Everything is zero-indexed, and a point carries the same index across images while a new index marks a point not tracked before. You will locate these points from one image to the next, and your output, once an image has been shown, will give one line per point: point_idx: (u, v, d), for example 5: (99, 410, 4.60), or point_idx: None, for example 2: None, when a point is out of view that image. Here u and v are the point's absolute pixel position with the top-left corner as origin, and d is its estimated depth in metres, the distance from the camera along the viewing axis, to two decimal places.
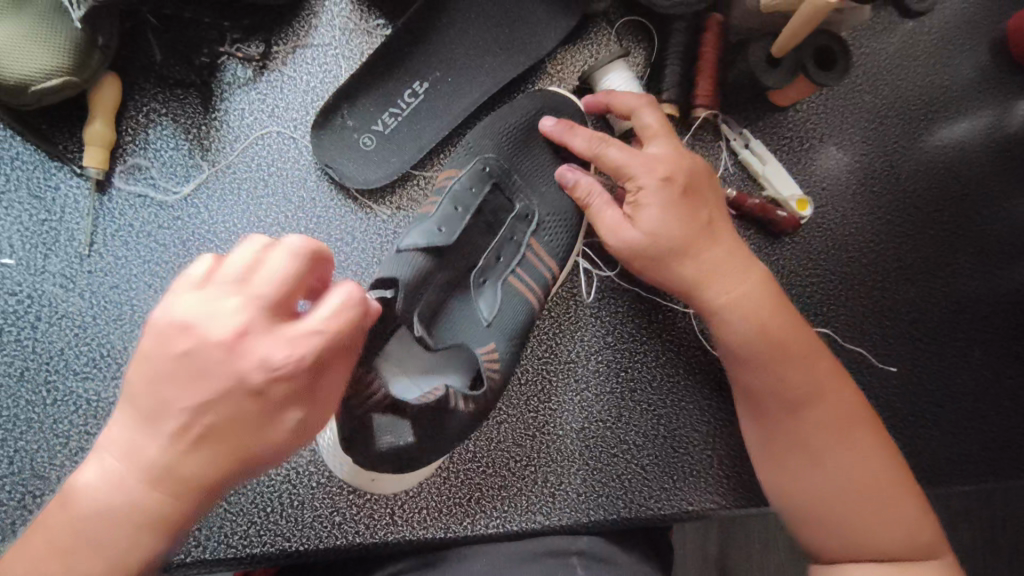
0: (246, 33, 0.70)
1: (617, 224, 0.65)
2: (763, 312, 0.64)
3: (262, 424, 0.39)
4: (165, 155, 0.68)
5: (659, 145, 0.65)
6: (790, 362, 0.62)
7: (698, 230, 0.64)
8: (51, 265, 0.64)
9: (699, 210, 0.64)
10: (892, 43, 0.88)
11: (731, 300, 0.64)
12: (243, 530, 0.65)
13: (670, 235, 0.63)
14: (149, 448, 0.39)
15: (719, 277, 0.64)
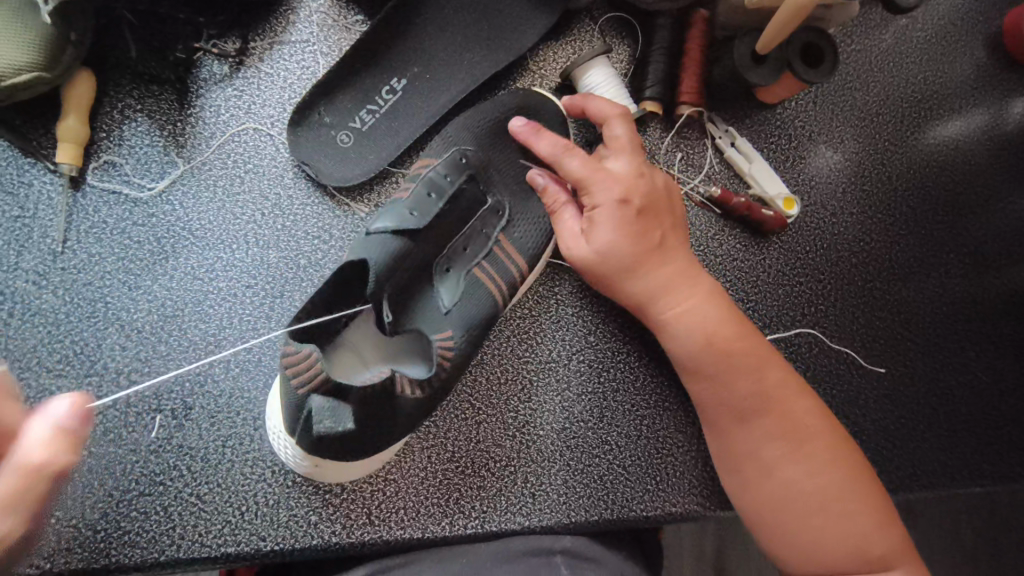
0: (222, 29, 0.69)
1: (576, 237, 0.65)
2: (708, 326, 0.64)
3: None
4: (139, 152, 0.67)
5: (624, 162, 0.65)
6: (739, 371, 0.63)
7: (649, 243, 0.64)
8: (24, 261, 0.64)
9: (654, 222, 0.64)
10: (884, 40, 0.87)
11: (681, 311, 0.65)
12: (216, 529, 0.64)
13: (620, 250, 0.63)
14: None
15: (668, 292, 0.65)
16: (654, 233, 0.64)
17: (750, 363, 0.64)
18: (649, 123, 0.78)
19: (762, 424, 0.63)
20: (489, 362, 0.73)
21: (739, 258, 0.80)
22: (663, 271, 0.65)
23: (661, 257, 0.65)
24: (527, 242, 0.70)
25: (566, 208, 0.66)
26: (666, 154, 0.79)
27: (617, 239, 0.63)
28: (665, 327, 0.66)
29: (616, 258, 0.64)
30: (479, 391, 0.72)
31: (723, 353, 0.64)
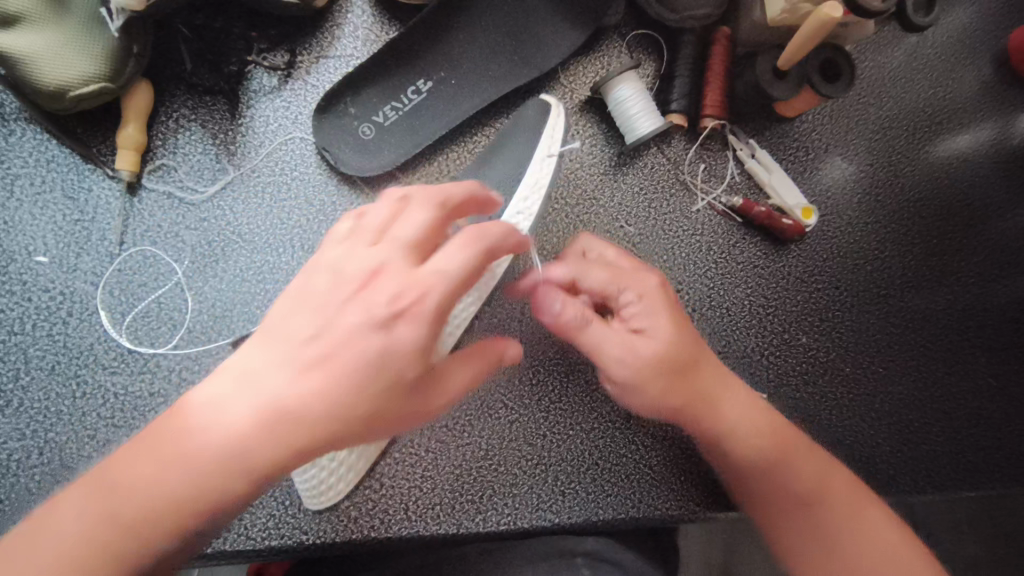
0: (272, 43, 0.73)
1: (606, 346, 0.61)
2: (754, 423, 0.65)
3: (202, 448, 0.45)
4: (192, 159, 0.70)
5: (641, 279, 0.65)
6: (772, 441, 0.64)
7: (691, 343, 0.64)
8: (82, 262, 0.67)
9: (682, 315, 0.65)
10: (896, 58, 0.90)
11: (735, 414, 0.65)
12: (261, 522, 0.68)
13: (665, 350, 0.62)
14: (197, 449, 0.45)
15: (705, 382, 0.64)
16: (683, 313, 0.66)
17: (777, 426, 0.65)
18: (674, 136, 0.82)
19: (812, 486, 0.63)
20: (520, 363, 0.76)
21: (760, 266, 0.83)
22: (697, 368, 0.64)
23: (698, 352, 0.64)
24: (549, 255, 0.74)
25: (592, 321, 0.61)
26: (690, 164, 0.82)
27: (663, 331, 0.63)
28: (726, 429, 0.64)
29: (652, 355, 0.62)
30: (511, 391, 0.75)
31: (762, 418, 0.65)
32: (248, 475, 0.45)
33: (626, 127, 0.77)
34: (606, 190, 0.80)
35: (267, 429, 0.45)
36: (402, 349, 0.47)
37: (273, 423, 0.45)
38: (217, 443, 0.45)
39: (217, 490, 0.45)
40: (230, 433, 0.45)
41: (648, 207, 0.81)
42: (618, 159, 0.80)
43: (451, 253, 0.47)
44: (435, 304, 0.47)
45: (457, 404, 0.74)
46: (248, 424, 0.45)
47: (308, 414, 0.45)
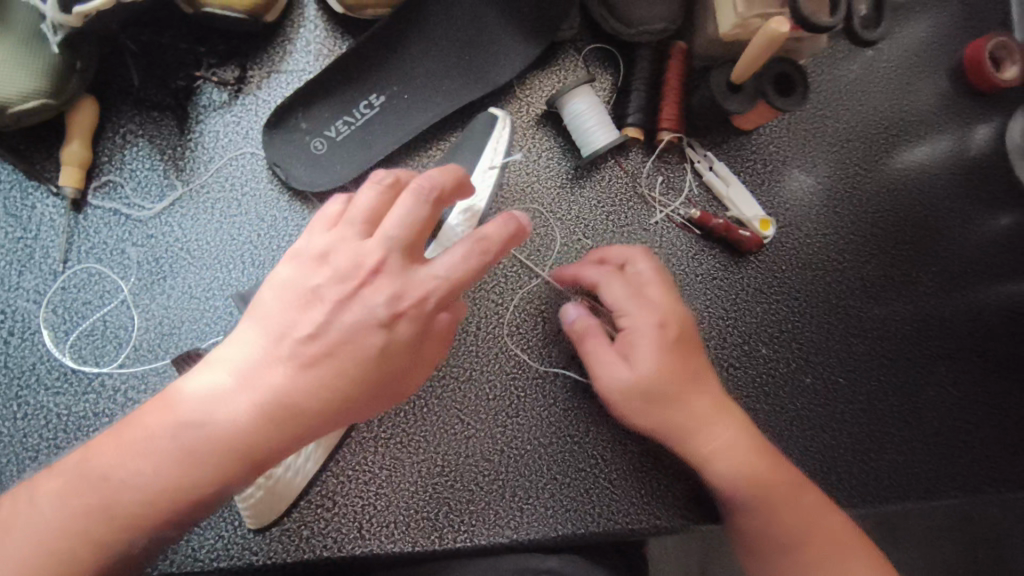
0: (223, 58, 0.72)
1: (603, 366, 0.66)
2: (738, 451, 0.65)
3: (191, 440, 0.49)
4: (140, 175, 0.69)
5: (657, 294, 0.68)
6: (754, 466, 0.64)
7: (692, 372, 0.66)
8: (25, 281, 0.66)
9: (691, 343, 0.67)
10: (853, 71, 0.92)
11: (720, 447, 0.65)
12: (209, 543, 0.67)
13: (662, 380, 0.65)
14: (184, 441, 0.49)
15: (692, 410, 0.65)
16: (691, 345, 0.68)
17: (771, 457, 0.66)
18: (631, 149, 0.82)
19: (803, 506, 0.63)
20: (476, 378, 0.75)
21: (719, 278, 0.83)
22: (692, 395, 0.66)
23: (695, 386, 0.66)
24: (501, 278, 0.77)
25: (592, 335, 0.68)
26: (647, 177, 0.82)
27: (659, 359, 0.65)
28: (713, 456, 0.65)
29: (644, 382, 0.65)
30: (467, 406, 0.74)
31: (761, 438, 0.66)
32: (243, 459, 0.49)
33: (581, 140, 0.77)
34: (563, 204, 0.80)
35: (270, 417, 0.50)
36: (397, 346, 0.52)
37: (273, 411, 0.50)
38: (218, 431, 0.49)
39: (208, 474, 0.49)
40: (230, 420, 0.49)
41: (606, 220, 0.81)
42: (575, 173, 0.80)
43: (448, 261, 0.52)
44: (428, 309, 0.52)
45: (411, 421, 0.73)
46: (246, 414, 0.49)
47: (299, 403, 0.50)
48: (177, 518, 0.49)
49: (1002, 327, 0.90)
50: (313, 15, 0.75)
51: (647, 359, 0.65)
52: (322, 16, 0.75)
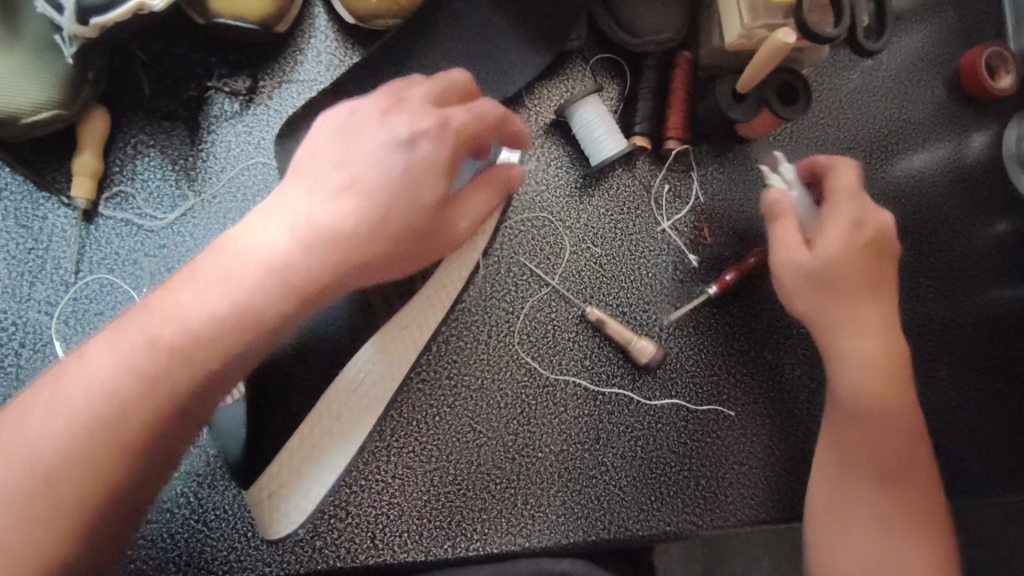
0: (234, 68, 0.72)
1: (791, 246, 0.70)
2: (874, 378, 0.67)
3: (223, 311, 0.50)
4: (151, 185, 0.69)
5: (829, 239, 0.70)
6: (893, 442, 0.66)
7: (869, 279, 0.70)
8: (36, 292, 0.66)
9: (862, 283, 0.70)
10: (853, 80, 0.93)
11: (858, 349, 0.68)
12: (223, 555, 0.67)
13: (845, 263, 0.69)
14: (207, 316, 0.50)
15: (846, 321, 0.68)
16: (868, 266, 0.70)
17: (902, 389, 0.68)
18: (638, 158, 0.83)
19: (895, 490, 0.65)
20: (487, 386, 0.75)
21: None
22: (878, 296, 0.70)
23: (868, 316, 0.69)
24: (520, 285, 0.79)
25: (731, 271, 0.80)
26: (655, 186, 0.83)
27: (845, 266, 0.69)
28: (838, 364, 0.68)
29: (835, 271, 0.69)
30: (479, 414, 0.74)
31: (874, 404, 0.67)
32: (292, 285, 0.52)
33: (590, 148, 0.78)
34: (572, 212, 0.81)
35: (308, 244, 0.53)
36: (426, 162, 0.57)
37: (311, 238, 0.53)
38: (255, 260, 0.52)
39: (274, 300, 0.52)
40: (263, 258, 0.52)
41: (614, 228, 0.81)
42: (584, 182, 0.81)
43: (466, 113, 0.59)
44: (459, 131, 0.58)
45: (424, 429, 0.73)
46: (282, 253, 0.52)
47: (354, 246, 0.55)
48: (241, 349, 0.51)
49: (1002, 333, 0.91)
50: (323, 26, 0.75)
51: (833, 250, 0.69)
52: (333, 27, 0.75)
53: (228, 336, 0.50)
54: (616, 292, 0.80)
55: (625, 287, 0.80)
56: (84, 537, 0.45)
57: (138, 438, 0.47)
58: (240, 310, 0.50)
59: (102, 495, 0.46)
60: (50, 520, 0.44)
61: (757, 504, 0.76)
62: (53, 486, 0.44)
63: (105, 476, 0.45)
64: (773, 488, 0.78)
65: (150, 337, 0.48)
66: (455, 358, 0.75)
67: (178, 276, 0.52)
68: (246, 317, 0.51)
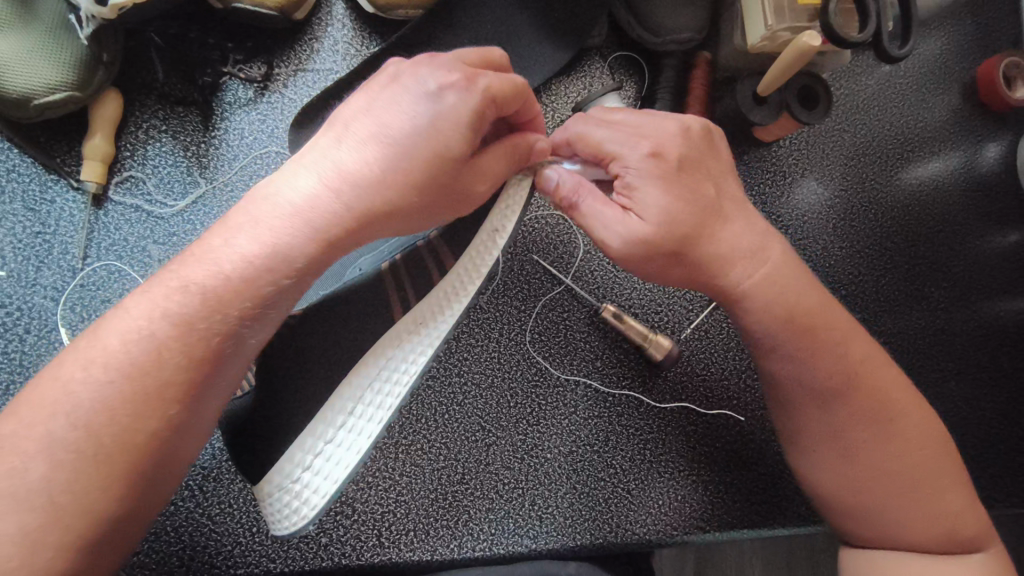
0: (249, 54, 0.71)
1: (606, 222, 0.58)
2: (789, 304, 0.61)
3: (249, 258, 0.45)
4: (162, 171, 0.68)
5: (636, 156, 0.58)
6: (856, 372, 0.61)
7: (703, 196, 0.59)
8: (42, 277, 0.64)
9: (695, 172, 0.59)
10: (870, 85, 0.92)
11: (757, 284, 0.60)
12: (227, 550, 0.66)
13: (677, 215, 0.57)
14: (236, 262, 0.45)
15: (720, 236, 0.59)
16: (694, 191, 0.59)
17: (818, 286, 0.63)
18: None
19: (896, 424, 0.61)
20: (498, 385, 0.74)
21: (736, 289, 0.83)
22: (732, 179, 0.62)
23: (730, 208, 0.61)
24: (527, 284, 0.78)
25: (587, 195, 0.58)
26: None
27: (669, 198, 0.57)
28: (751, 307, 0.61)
29: (663, 229, 0.57)
30: (488, 413, 0.73)
31: (800, 329, 0.60)
32: (323, 235, 0.47)
33: None
34: None
35: (336, 195, 0.47)
36: (450, 117, 0.49)
37: (339, 188, 0.47)
38: (284, 205, 0.47)
39: (303, 249, 0.46)
40: (291, 206, 0.47)
41: None
42: None
43: (496, 79, 0.50)
44: (488, 96, 0.49)
45: (433, 427, 0.72)
46: (307, 202, 0.47)
47: (378, 200, 0.48)
48: (267, 296, 0.45)
49: (1010, 344, 0.90)
50: (340, 14, 0.74)
51: (650, 176, 0.58)
52: (350, 15, 0.74)
53: (256, 288, 0.45)
54: (629, 292, 0.79)
55: (638, 287, 0.80)
56: (111, 504, 0.42)
57: (166, 397, 0.42)
58: (271, 257, 0.45)
59: (126, 462, 0.42)
60: (73, 483, 0.41)
61: (766, 512, 0.75)
62: (76, 448, 0.41)
63: (127, 442, 0.42)
64: (783, 495, 0.77)
65: (185, 287, 0.45)
66: (465, 356, 0.75)
67: (220, 225, 0.48)
68: (270, 275, 0.45)
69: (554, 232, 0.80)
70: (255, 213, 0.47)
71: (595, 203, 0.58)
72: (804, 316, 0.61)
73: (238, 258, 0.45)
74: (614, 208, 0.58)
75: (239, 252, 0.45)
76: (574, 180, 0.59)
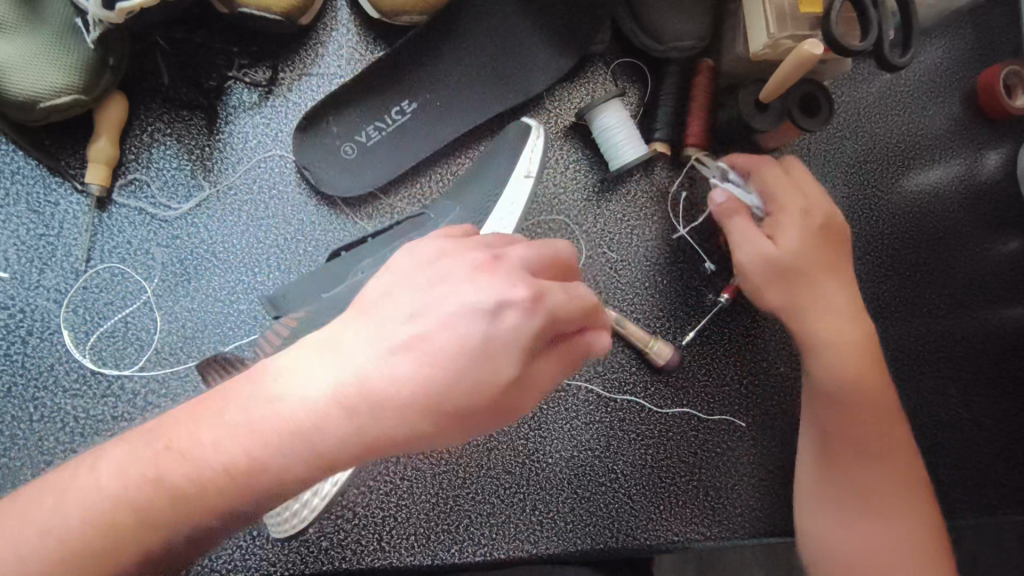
0: (254, 59, 0.72)
1: (738, 242, 0.71)
2: (850, 355, 0.68)
3: (222, 389, 0.44)
4: (166, 174, 0.68)
5: (789, 204, 0.71)
6: (874, 429, 0.66)
7: (828, 253, 0.70)
8: (46, 280, 0.65)
9: (835, 237, 0.70)
10: (872, 93, 0.93)
11: (824, 335, 0.68)
12: (227, 553, 0.66)
13: (801, 250, 0.69)
14: (212, 390, 0.44)
15: (811, 286, 0.69)
16: (822, 248, 0.70)
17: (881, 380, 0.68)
18: (657, 164, 0.82)
19: (893, 485, 0.64)
20: None
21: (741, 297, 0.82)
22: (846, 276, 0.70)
23: (822, 280, 0.69)
24: None
25: (736, 217, 0.71)
26: (673, 193, 0.82)
27: (803, 237, 0.69)
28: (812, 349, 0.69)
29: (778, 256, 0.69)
30: None
31: (848, 396, 0.66)
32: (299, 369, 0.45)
33: (610, 153, 0.77)
34: (589, 217, 0.80)
35: (309, 322, 0.45)
36: (421, 214, 0.48)
37: (312, 311, 0.45)
38: (252, 335, 0.45)
39: (272, 386, 0.44)
40: (265, 333, 0.45)
41: (631, 235, 0.81)
42: (601, 187, 0.80)
43: None
44: None
45: None
46: (281, 326, 0.45)
47: (402, 417, 0.41)
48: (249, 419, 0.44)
49: (1010, 352, 0.90)
50: (345, 19, 0.74)
51: (800, 222, 0.70)
52: (355, 20, 0.75)
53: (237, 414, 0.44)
54: (631, 297, 0.79)
55: (640, 293, 0.80)
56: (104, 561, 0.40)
57: None
58: (297, 428, 0.41)
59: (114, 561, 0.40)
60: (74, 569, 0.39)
61: (766, 517, 0.76)
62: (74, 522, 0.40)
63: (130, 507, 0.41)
64: (782, 501, 0.77)
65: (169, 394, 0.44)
66: None
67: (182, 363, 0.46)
68: (247, 410, 0.44)
69: (555, 238, 0.79)
70: (219, 344, 0.45)
71: (738, 223, 0.71)
72: (858, 381, 0.67)
73: (208, 393, 0.44)
74: (753, 230, 0.70)
75: (207, 383, 0.44)
76: (732, 206, 0.72)
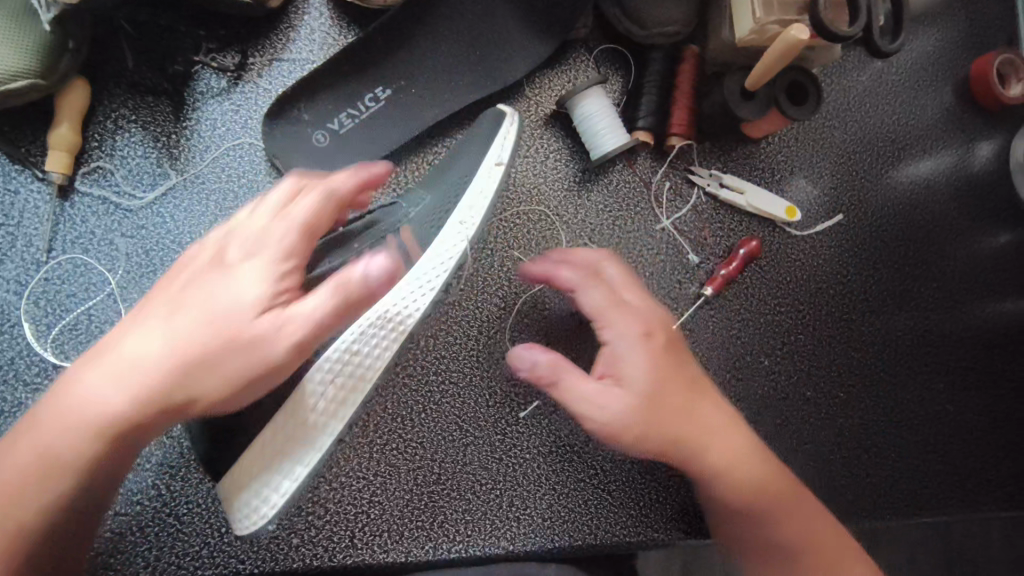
0: (222, 43, 0.69)
1: (594, 395, 0.61)
2: (734, 461, 0.64)
3: (107, 409, 0.50)
4: (131, 163, 0.67)
5: (642, 305, 0.65)
6: (784, 520, 0.63)
7: (684, 373, 0.64)
8: (6, 270, 0.63)
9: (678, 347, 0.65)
10: (861, 82, 0.91)
11: (724, 448, 0.64)
12: (194, 551, 0.65)
13: (661, 388, 0.62)
14: (106, 402, 0.50)
15: (696, 419, 0.63)
16: (678, 370, 0.64)
17: (764, 464, 0.65)
18: (640, 154, 0.80)
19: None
20: (476, 384, 0.73)
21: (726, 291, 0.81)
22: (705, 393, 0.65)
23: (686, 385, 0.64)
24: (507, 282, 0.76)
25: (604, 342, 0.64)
26: (656, 183, 0.80)
27: (649, 373, 0.62)
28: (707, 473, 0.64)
29: (639, 393, 0.62)
30: (466, 412, 0.72)
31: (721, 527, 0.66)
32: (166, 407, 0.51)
33: (590, 142, 0.75)
34: (569, 207, 0.78)
35: (180, 366, 0.51)
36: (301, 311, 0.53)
37: (184, 360, 0.51)
38: (141, 368, 0.50)
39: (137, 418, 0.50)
40: (141, 365, 0.51)
41: (612, 227, 0.79)
42: (582, 177, 0.78)
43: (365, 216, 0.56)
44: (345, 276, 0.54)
45: (409, 427, 0.70)
46: (159, 363, 0.51)
47: (225, 360, 0.51)
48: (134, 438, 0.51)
49: (999, 346, 0.89)
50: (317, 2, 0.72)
51: (651, 338, 0.64)
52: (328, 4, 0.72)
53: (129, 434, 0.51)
54: None
55: None
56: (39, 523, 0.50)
57: None
58: (141, 386, 0.50)
59: (41, 509, 0.50)
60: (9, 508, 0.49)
61: None
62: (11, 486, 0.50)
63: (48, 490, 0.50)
64: None
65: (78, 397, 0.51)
66: (443, 354, 0.73)
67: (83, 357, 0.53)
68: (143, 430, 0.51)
69: (535, 229, 0.77)
70: (118, 364, 0.51)
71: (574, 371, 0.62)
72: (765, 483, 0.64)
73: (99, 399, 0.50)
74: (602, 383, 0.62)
75: (106, 393, 0.50)
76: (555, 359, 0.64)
